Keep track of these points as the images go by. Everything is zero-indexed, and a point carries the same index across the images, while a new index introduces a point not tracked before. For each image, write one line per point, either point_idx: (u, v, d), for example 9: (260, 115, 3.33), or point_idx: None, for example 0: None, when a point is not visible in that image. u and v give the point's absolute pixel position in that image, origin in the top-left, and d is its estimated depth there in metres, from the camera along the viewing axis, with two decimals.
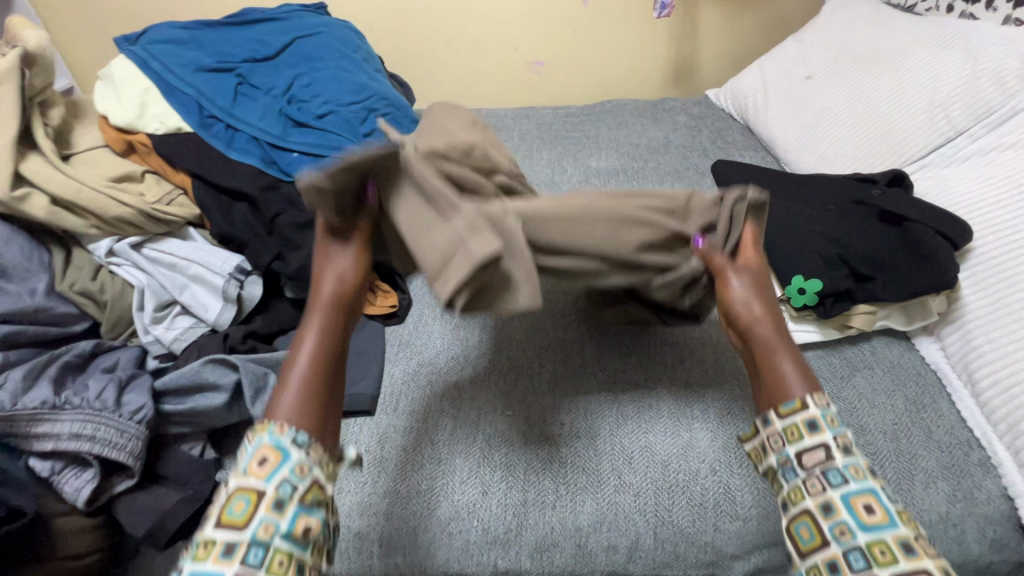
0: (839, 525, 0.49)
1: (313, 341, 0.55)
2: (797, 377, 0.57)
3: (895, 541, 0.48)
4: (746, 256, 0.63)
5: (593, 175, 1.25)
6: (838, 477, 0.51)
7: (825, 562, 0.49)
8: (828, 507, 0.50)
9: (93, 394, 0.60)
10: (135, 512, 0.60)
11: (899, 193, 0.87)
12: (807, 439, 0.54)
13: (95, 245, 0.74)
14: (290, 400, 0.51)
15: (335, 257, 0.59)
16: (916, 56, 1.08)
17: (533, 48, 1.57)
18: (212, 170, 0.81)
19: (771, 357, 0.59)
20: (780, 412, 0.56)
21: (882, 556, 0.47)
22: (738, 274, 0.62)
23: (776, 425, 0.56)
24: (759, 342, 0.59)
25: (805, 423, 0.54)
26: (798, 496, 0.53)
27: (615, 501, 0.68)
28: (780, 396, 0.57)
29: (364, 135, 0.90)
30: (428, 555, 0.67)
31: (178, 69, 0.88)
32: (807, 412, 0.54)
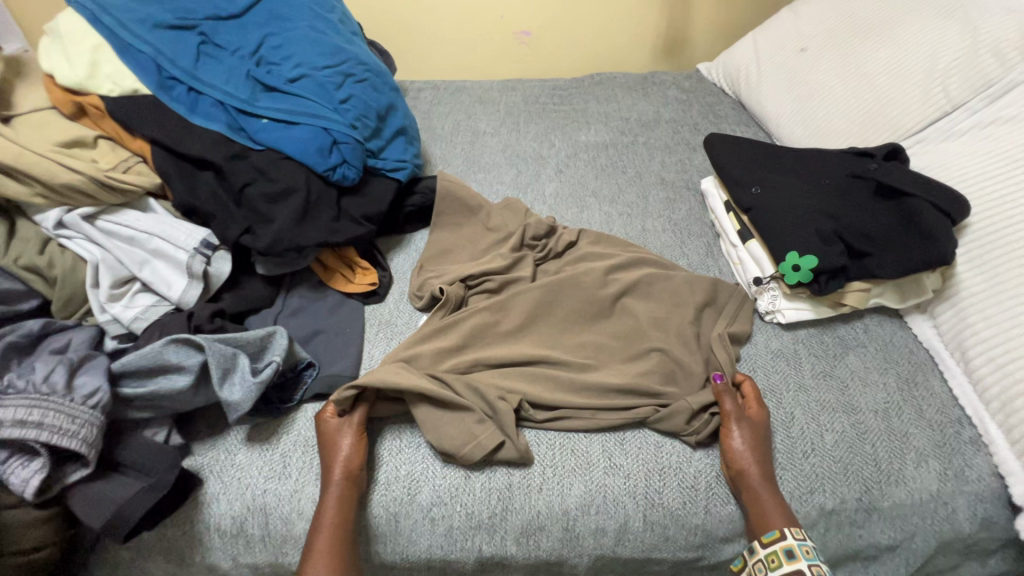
0: (786, 548, 0.59)
1: (335, 496, 0.61)
2: (779, 511, 0.63)
3: (782, 547, 0.59)
4: (749, 409, 0.70)
5: (582, 149, 1.20)
6: (794, 555, 0.59)
7: (782, 549, 0.59)
8: (790, 551, 0.59)
9: (40, 378, 0.55)
10: (88, 503, 0.56)
11: (898, 166, 0.84)
12: (785, 567, 0.59)
13: (43, 216, 0.68)
14: (319, 561, 0.59)
15: (344, 436, 0.65)
16: (914, 27, 1.05)
17: (520, 17, 1.50)
18: (172, 135, 0.75)
19: (758, 500, 0.63)
20: (762, 540, 0.61)
21: (774, 560, 0.60)
22: (738, 421, 0.68)
23: (759, 552, 0.61)
24: (749, 491, 0.64)
25: (782, 551, 0.59)
26: (775, 562, 0.60)
27: (605, 484, 0.66)
28: (761, 525, 0.62)
29: (339, 102, 0.84)
30: (409, 541, 0.65)
31: (132, 24, 0.80)
32: (784, 541, 0.60)
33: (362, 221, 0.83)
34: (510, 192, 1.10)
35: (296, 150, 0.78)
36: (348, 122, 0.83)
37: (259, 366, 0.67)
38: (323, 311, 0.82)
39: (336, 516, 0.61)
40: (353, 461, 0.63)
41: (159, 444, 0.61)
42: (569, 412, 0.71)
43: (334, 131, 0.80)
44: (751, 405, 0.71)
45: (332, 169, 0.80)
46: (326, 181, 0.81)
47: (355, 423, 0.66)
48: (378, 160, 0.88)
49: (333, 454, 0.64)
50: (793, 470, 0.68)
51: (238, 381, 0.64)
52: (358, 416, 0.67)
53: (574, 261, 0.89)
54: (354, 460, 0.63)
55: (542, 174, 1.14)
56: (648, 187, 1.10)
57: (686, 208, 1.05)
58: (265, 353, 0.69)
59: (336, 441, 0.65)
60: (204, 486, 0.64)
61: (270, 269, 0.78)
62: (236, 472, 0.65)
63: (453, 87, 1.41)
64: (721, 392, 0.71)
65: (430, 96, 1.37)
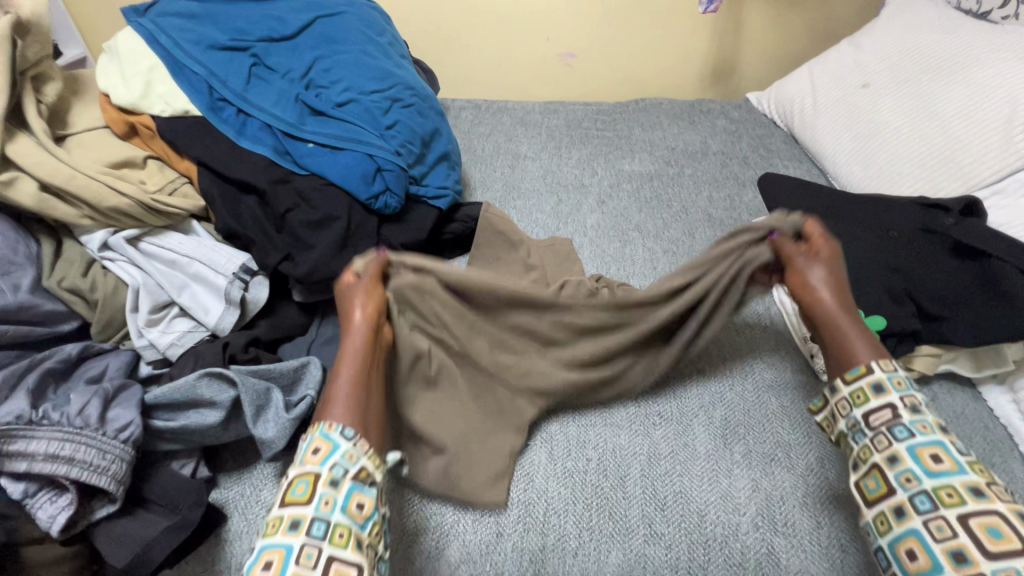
0: (956, 549, 0.46)
1: (350, 353, 0.59)
2: (865, 347, 0.60)
3: (964, 484, 0.50)
4: (819, 246, 0.67)
5: (625, 178, 1.17)
6: (926, 501, 0.49)
7: (966, 487, 0.49)
8: (893, 458, 0.53)
9: (75, 410, 0.54)
10: (115, 543, 0.54)
11: (976, 223, 0.79)
12: (969, 505, 0.48)
13: (88, 237, 0.67)
14: (337, 404, 0.55)
15: (369, 270, 0.67)
16: (992, 67, 0.98)
17: (565, 38, 1.48)
18: (219, 158, 0.74)
19: (839, 337, 0.61)
20: (845, 378, 0.58)
21: (949, 497, 0.49)
22: (811, 260, 0.66)
23: (905, 462, 0.52)
24: (828, 325, 0.62)
25: (891, 433, 0.54)
26: (894, 484, 0.53)
27: (645, 553, 0.61)
28: (844, 365, 0.60)
29: (386, 128, 0.82)
30: None
31: (187, 44, 0.80)
32: (872, 374, 0.57)
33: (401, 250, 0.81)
34: (551, 221, 1.07)
35: (342, 176, 0.76)
36: (394, 148, 0.81)
37: (292, 400, 0.65)
38: None
39: (362, 344, 0.61)
40: (378, 301, 0.65)
41: (187, 479, 0.59)
42: (597, 483, 0.67)
43: (380, 159, 0.78)
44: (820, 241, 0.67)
45: (375, 197, 0.78)
46: (369, 209, 0.79)
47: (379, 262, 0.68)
48: (421, 187, 0.86)
49: (358, 285, 0.65)
50: (856, 554, 0.61)
51: (272, 418, 0.62)
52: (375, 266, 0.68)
53: None
54: (379, 304, 0.65)
55: (584, 204, 1.10)
56: (694, 224, 1.05)
57: None
58: (300, 385, 0.67)
59: (359, 275, 0.66)
60: (228, 524, 0.62)
61: (307, 297, 0.76)
62: (262, 510, 0.63)
63: (495, 107, 1.39)
64: (782, 242, 0.68)
65: (471, 116, 1.36)
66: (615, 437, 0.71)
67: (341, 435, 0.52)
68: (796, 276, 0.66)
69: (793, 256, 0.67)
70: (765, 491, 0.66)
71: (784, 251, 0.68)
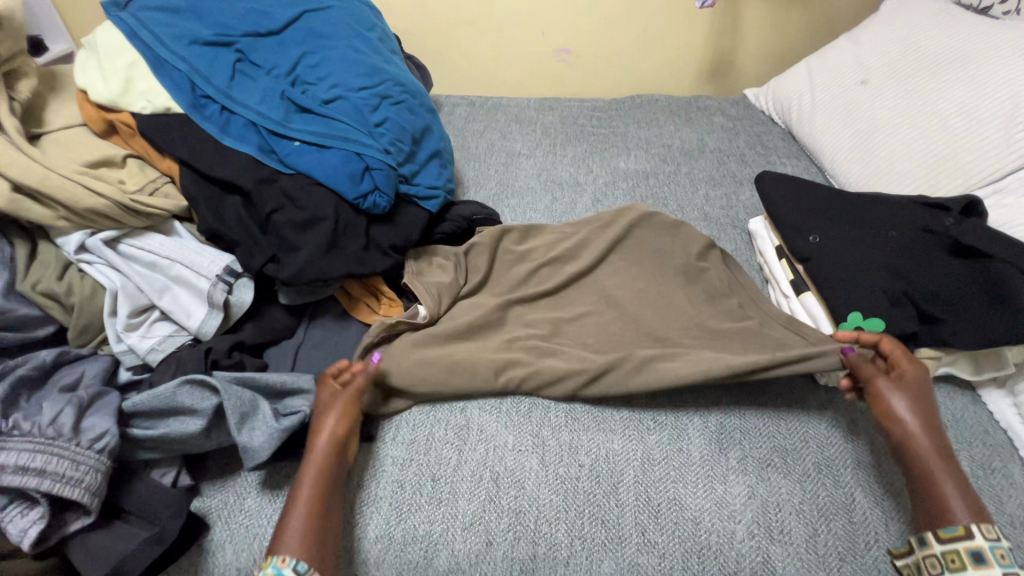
0: None
1: (314, 482, 0.57)
2: (962, 502, 0.56)
3: (965, 551, 0.53)
4: (902, 368, 0.66)
5: (621, 176, 1.15)
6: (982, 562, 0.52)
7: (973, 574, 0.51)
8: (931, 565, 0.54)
9: (47, 420, 0.52)
10: (90, 556, 0.52)
11: (977, 222, 0.77)
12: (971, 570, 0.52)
13: (65, 239, 0.65)
14: (295, 536, 0.54)
15: (338, 393, 0.64)
16: (993, 64, 0.96)
17: (560, 34, 1.46)
18: (201, 156, 0.72)
19: (932, 479, 0.58)
20: (939, 535, 0.54)
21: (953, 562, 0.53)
22: (885, 380, 0.65)
23: (934, 547, 0.54)
24: (914, 455, 0.60)
25: (968, 552, 0.52)
26: (957, 563, 0.52)
27: (639, 563, 0.60)
28: (940, 519, 0.56)
29: (374, 126, 0.80)
30: None
31: (169, 39, 0.78)
32: (971, 540, 0.53)
33: (390, 252, 0.79)
34: (545, 220, 1.05)
35: (328, 175, 0.74)
36: (382, 147, 0.79)
37: (277, 408, 0.64)
38: (344, 344, 0.77)
39: (323, 453, 0.59)
40: (352, 406, 0.64)
41: (166, 489, 0.57)
42: (589, 488, 0.65)
43: (368, 158, 0.76)
44: (904, 364, 0.66)
45: (363, 197, 0.76)
46: (357, 208, 0.77)
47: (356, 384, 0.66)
48: (411, 186, 0.84)
49: (328, 402, 0.63)
50: (853, 563, 0.60)
51: (256, 426, 0.60)
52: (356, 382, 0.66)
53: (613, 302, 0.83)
54: (348, 401, 0.64)
55: (579, 203, 1.09)
56: (690, 223, 1.03)
57: (731, 248, 0.98)
58: (286, 394, 0.66)
59: (331, 398, 0.64)
60: (210, 533, 0.60)
61: (293, 299, 0.74)
62: (245, 519, 0.61)
63: (489, 104, 1.37)
64: (857, 360, 0.68)
65: (465, 113, 1.34)
66: (608, 442, 0.69)
67: (293, 571, 0.51)
68: (880, 398, 0.64)
69: (875, 378, 0.65)
70: (762, 498, 0.65)
71: (865, 369, 0.66)
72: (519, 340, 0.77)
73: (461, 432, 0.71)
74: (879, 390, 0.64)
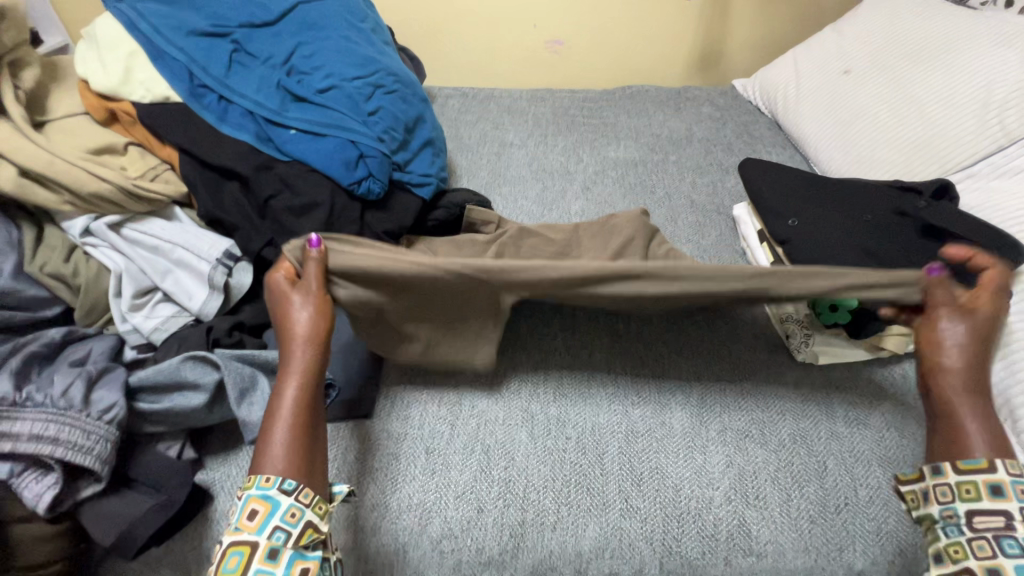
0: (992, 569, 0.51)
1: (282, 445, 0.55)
2: (983, 437, 0.57)
3: (985, 482, 0.54)
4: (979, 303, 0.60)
5: (610, 165, 1.17)
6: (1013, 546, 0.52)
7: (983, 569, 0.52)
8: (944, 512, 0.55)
9: (58, 392, 0.55)
10: (101, 521, 0.56)
11: (947, 205, 0.81)
12: (983, 502, 0.54)
13: (70, 224, 0.68)
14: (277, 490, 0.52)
15: (292, 292, 0.60)
16: (968, 53, 0.99)
17: (552, 26, 1.48)
18: (200, 144, 0.74)
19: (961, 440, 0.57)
20: (957, 465, 0.56)
21: (966, 492, 0.54)
22: (965, 321, 0.59)
23: (949, 477, 0.56)
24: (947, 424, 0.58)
25: (986, 483, 0.54)
26: (971, 493, 0.54)
27: (621, 527, 0.64)
28: (956, 454, 0.57)
29: (368, 114, 0.83)
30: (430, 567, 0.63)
31: (166, 30, 0.80)
32: (991, 475, 0.54)
33: (385, 237, 0.81)
34: (535, 207, 1.08)
35: (324, 162, 0.77)
36: (376, 135, 0.81)
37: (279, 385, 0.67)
38: None
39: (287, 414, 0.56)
40: (323, 330, 0.59)
41: (172, 459, 0.60)
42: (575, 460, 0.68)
43: (362, 145, 0.79)
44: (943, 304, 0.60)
45: (358, 182, 0.78)
46: (352, 194, 0.79)
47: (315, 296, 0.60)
48: (404, 174, 0.86)
49: (284, 319, 0.59)
50: (823, 525, 0.64)
51: (257, 401, 0.63)
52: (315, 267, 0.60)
53: None
54: (311, 369, 0.58)
55: (569, 191, 1.11)
56: (677, 209, 1.06)
57: (716, 233, 1.01)
58: None
59: (285, 295, 0.60)
60: (214, 504, 0.63)
61: None
62: None
63: (483, 95, 1.39)
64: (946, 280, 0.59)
65: (458, 104, 1.36)
66: (595, 417, 0.72)
67: (280, 491, 0.52)
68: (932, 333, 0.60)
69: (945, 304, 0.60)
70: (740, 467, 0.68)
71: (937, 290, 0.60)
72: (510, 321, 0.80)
73: (454, 411, 0.73)
74: (940, 337, 0.60)
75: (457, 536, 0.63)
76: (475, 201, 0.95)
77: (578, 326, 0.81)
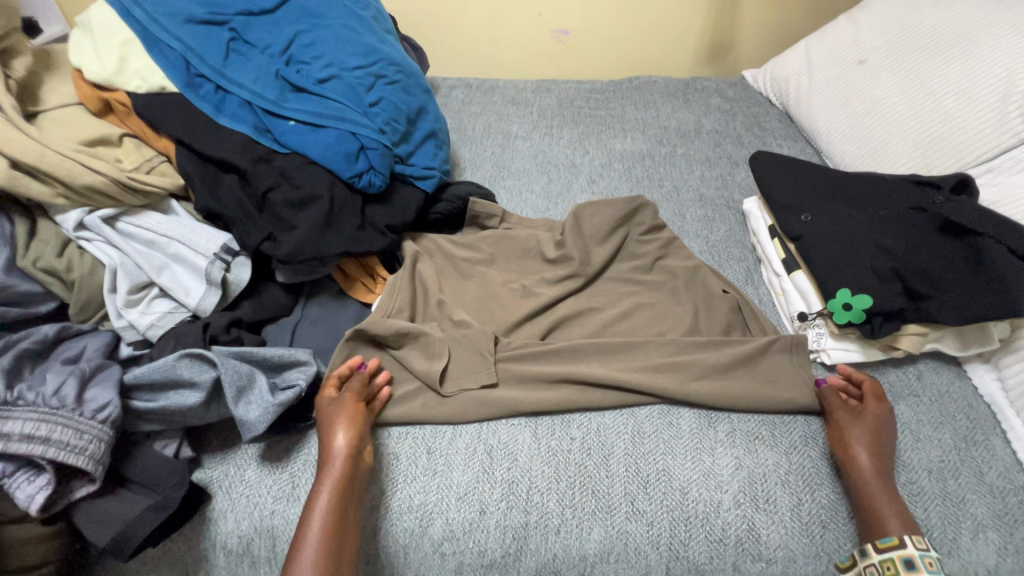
0: (906, 558, 0.57)
1: (322, 509, 0.57)
2: (895, 515, 0.60)
3: (900, 556, 0.57)
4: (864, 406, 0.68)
5: (617, 158, 1.15)
6: None
7: (901, 558, 0.57)
8: (909, 562, 0.56)
9: (50, 390, 0.53)
10: (96, 522, 0.55)
11: (967, 201, 0.78)
12: None
13: (63, 217, 0.67)
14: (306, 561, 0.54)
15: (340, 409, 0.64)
16: (989, 43, 0.96)
17: (557, 15, 1.44)
18: (196, 135, 0.72)
19: (870, 506, 0.61)
20: (877, 544, 0.58)
21: (889, 569, 0.57)
22: (846, 416, 0.68)
23: (872, 558, 0.58)
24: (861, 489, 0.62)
25: (901, 559, 0.57)
26: (892, 570, 0.56)
27: (627, 530, 0.62)
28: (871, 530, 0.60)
29: (369, 105, 0.80)
30: (430, 567, 0.63)
31: (162, 18, 0.78)
32: (903, 548, 0.57)
33: (386, 232, 0.79)
34: (540, 201, 1.06)
35: (323, 154, 0.75)
36: (377, 127, 0.79)
37: (277, 382, 0.66)
38: (341, 321, 0.78)
39: (337, 474, 0.59)
40: (360, 424, 0.64)
41: (169, 458, 0.59)
42: (580, 463, 0.67)
43: (362, 137, 0.77)
44: (869, 401, 0.69)
45: (358, 175, 0.76)
46: (353, 188, 0.78)
47: (357, 413, 0.65)
48: (406, 166, 0.84)
49: (332, 414, 0.64)
50: (835, 530, 0.63)
51: (253, 400, 0.62)
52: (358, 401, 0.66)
53: (605, 284, 0.85)
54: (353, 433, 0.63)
55: (574, 184, 1.09)
56: (685, 204, 1.04)
57: (725, 228, 0.99)
58: (286, 368, 0.68)
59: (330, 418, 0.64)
60: (213, 503, 0.62)
61: (291, 277, 0.76)
62: (246, 489, 0.63)
63: (487, 86, 1.37)
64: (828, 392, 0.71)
65: (462, 95, 1.34)
66: (599, 416, 0.71)
67: None
68: (839, 430, 0.67)
69: (834, 409, 0.69)
70: (751, 470, 0.66)
71: (829, 401, 0.70)
72: (515, 318, 0.78)
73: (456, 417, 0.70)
74: (838, 420, 0.68)
75: (459, 538, 0.62)
76: (479, 194, 0.94)
77: (583, 324, 0.80)
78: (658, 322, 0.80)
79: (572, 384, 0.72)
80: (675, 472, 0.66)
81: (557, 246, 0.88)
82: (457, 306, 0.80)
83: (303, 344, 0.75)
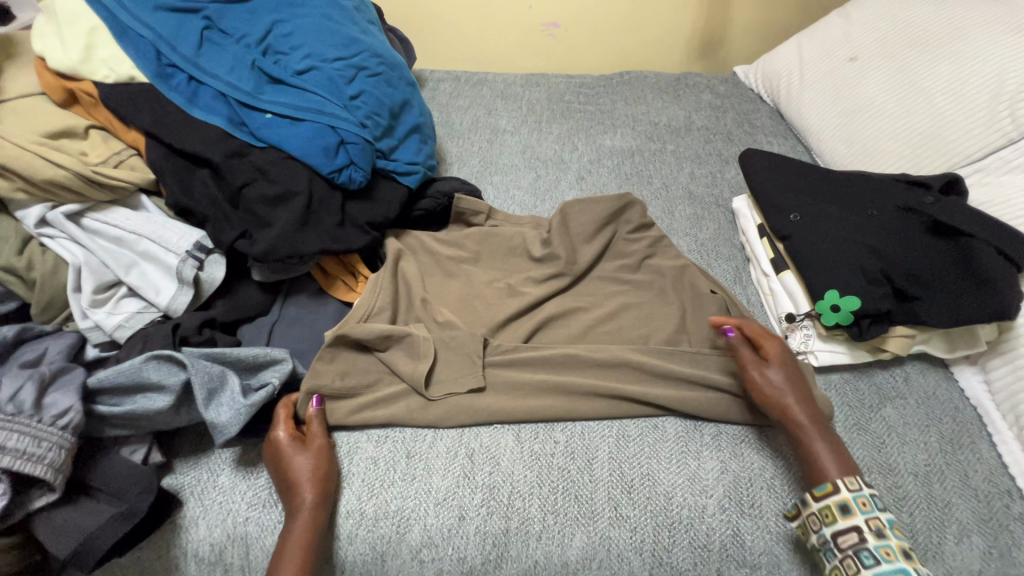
0: (842, 503, 0.57)
1: (294, 561, 0.55)
2: (831, 461, 0.61)
3: (835, 503, 0.57)
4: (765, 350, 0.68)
5: (606, 154, 1.13)
6: (876, 528, 0.55)
7: (837, 505, 0.57)
8: (844, 507, 0.57)
9: (6, 396, 0.51)
10: (56, 532, 0.52)
11: (956, 201, 0.77)
12: (840, 523, 0.56)
13: (24, 213, 0.64)
14: None
15: (302, 451, 0.61)
16: (980, 41, 0.95)
17: (547, 7, 1.42)
18: (167, 128, 0.69)
19: (812, 456, 0.62)
20: (814, 494, 0.59)
21: (826, 516, 0.57)
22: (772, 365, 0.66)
23: (811, 507, 0.58)
24: (801, 442, 0.63)
25: (837, 505, 0.57)
26: (830, 517, 0.57)
27: (609, 536, 0.61)
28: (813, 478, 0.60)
29: (349, 98, 0.78)
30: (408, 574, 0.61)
31: (131, 4, 0.74)
32: (837, 495, 0.57)
33: (367, 229, 0.77)
34: (528, 198, 1.04)
35: (301, 149, 0.72)
36: (358, 120, 0.77)
37: (252, 383, 0.64)
38: (320, 321, 0.76)
39: (309, 523, 0.57)
40: (327, 466, 0.61)
41: (135, 466, 0.56)
42: (563, 468, 0.65)
43: (342, 131, 0.74)
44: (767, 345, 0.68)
45: (338, 171, 0.74)
46: (332, 184, 0.75)
47: (321, 452, 0.62)
48: (389, 162, 0.82)
49: (294, 456, 0.60)
50: None
51: (225, 402, 0.59)
52: (321, 441, 0.63)
53: (592, 283, 0.84)
54: (321, 474, 0.60)
55: (563, 180, 1.07)
56: (674, 201, 1.02)
57: (714, 226, 0.98)
58: (262, 369, 0.65)
59: (292, 460, 0.60)
60: (184, 510, 0.60)
61: (268, 276, 0.73)
62: (219, 495, 0.61)
63: (475, 79, 1.34)
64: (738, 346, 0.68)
65: (449, 88, 1.31)
66: (583, 419, 0.69)
67: None
68: (760, 381, 0.66)
69: (745, 361, 0.67)
70: (736, 474, 0.65)
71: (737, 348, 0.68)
72: (499, 318, 0.76)
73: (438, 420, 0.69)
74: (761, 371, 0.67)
75: (438, 544, 0.61)
76: (464, 190, 0.91)
77: (569, 325, 0.78)
78: (645, 322, 0.78)
79: (556, 387, 0.70)
80: (661, 482, 0.64)
81: (543, 245, 0.86)
82: (440, 305, 0.78)
83: (280, 345, 0.72)
